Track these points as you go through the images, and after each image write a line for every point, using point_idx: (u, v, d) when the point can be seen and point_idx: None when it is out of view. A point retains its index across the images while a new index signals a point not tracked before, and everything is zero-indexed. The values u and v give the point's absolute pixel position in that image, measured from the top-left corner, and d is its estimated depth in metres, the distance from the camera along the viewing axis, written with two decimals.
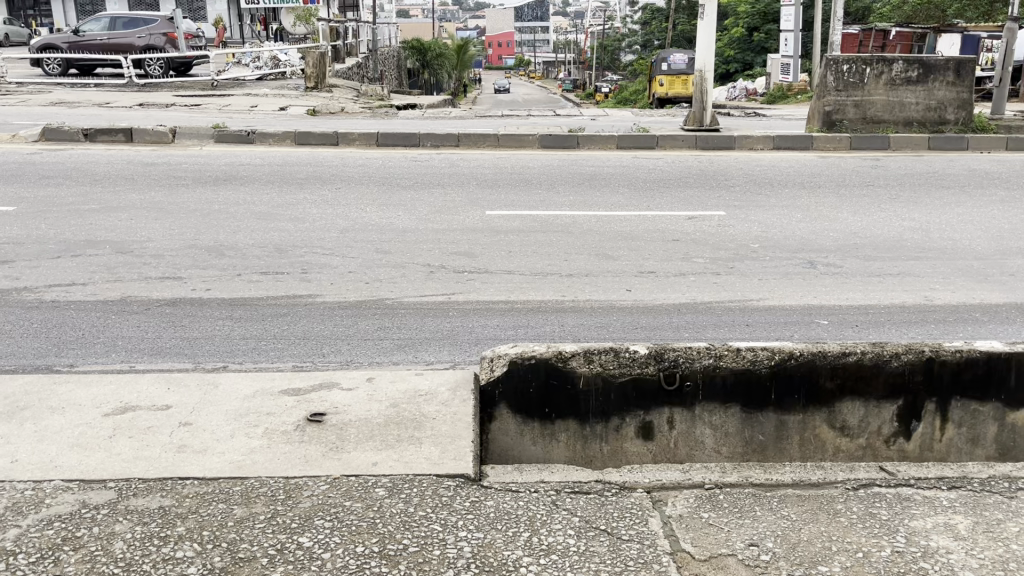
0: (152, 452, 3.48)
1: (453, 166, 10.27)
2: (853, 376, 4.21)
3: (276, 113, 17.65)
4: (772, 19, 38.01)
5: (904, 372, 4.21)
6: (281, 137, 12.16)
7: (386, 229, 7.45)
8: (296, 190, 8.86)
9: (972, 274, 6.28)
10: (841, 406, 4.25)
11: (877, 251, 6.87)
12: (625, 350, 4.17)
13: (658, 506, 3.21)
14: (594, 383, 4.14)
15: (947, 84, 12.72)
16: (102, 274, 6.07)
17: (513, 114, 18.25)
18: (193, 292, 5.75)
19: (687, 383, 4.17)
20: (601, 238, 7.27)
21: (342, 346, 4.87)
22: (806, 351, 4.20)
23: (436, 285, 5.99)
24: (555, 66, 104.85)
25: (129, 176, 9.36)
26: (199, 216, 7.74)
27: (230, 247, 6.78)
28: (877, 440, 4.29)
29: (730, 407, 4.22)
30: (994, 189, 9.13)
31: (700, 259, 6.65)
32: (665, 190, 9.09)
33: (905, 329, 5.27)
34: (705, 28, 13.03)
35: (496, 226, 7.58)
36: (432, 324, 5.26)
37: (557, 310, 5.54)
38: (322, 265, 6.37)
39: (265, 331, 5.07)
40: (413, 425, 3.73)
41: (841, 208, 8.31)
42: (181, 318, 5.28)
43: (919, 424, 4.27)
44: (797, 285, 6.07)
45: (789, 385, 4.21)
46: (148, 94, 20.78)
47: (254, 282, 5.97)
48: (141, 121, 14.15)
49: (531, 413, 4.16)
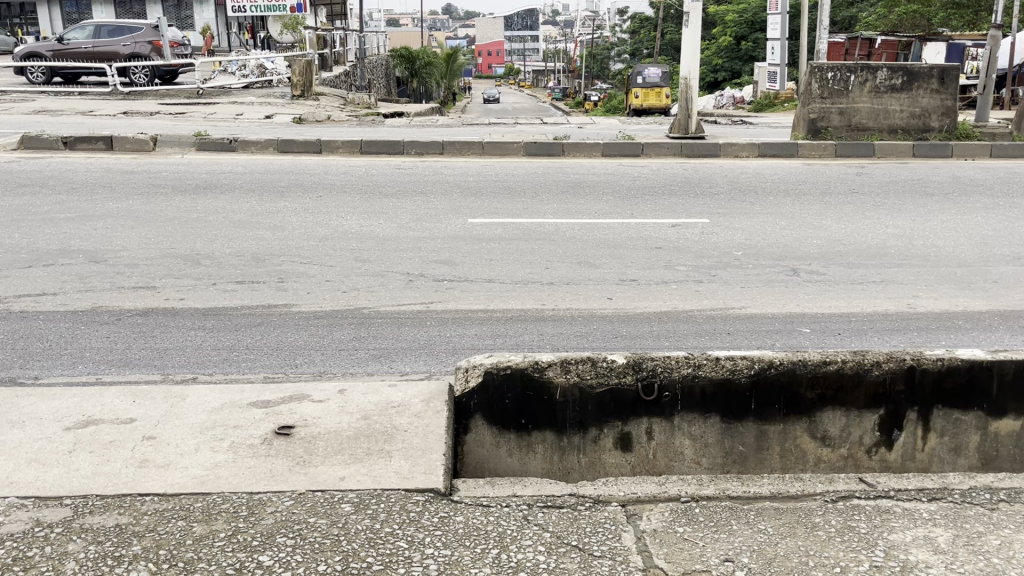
0: (113, 467, 3.37)
1: (437, 174, 10.19)
2: (834, 386, 4.15)
3: (261, 121, 17.55)
4: (759, 28, 38.18)
5: (886, 380, 4.15)
6: (264, 145, 12.07)
7: (366, 237, 7.37)
8: (276, 198, 8.76)
9: (954, 282, 6.24)
10: (822, 416, 4.20)
11: (861, 258, 6.83)
12: (602, 359, 4.08)
13: (632, 521, 3.13)
14: (571, 393, 4.06)
15: (931, 91, 12.69)
16: (73, 283, 5.96)
17: (499, 122, 18.22)
18: (166, 301, 5.65)
19: (666, 393, 4.11)
20: (584, 245, 7.21)
21: (316, 356, 4.78)
22: (786, 360, 4.13)
23: (414, 294, 5.91)
24: (545, 75, 105.07)
25: (107, 184, 9.24)
26: (176, 224, 7.64)
27: (206, 256, 6.68)
28: (858, 450, 4.25)
29: (709, 417, 4.16)
30: (977, 196, 9.12)
31: (683, 267, 6.60)
32: (649, 198, 9.03)
33: (887, 337, 5.21)
34: (690, 36, 13.02)
35: (478, 234, 7.50)
36: (409, 334, 5.17)
37: (536, 318, 5.47)
38: (299, 274, 6.27)
39: (237, 342, 4.97)
40: (383, 437, 3.63)
41: (825, 216, 8.27)
42: (152, 328, 5.18)
43: (901, 434, 4.23)
44: (779, 292, 6.01)
45: (768, 395, 4.15)
46: (132, 102, 20.67)
47: (229, 291, 5.87)
48: (123, 129, 14.06)
49: (507, 425, 4.08)
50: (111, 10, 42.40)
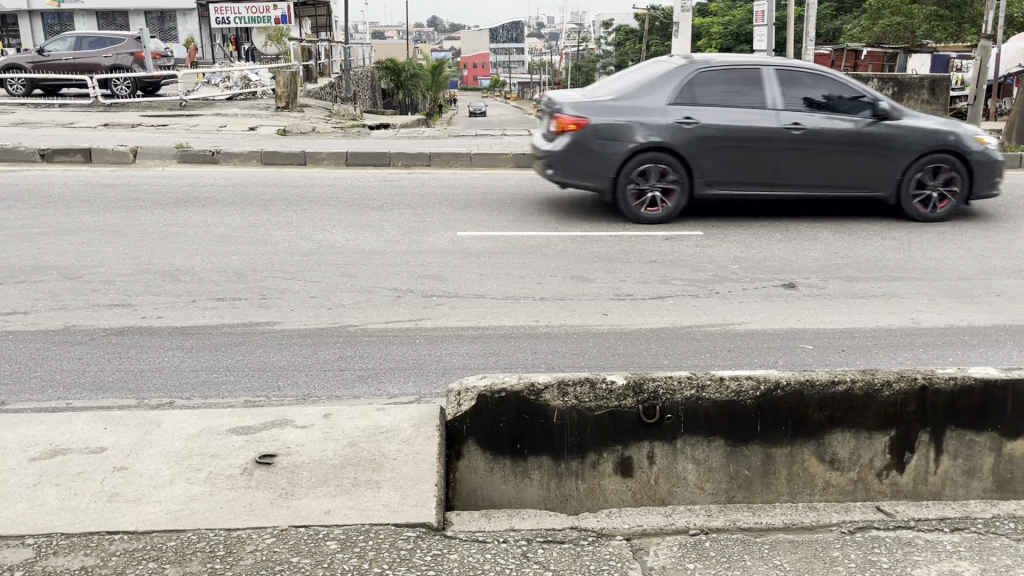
0: (80, 502, 3.14)
1: (424, 186, 9.98)
2: (843, 407, 3.98)
3: (245, 133, 17.32)
4: (744, 40, 38.29)
5: (896, 402, 3.98)
6: (247, 157, 11.84)
7: (352, 251, 7.15)
8: (260, 212, 8.54)
9: (957, 295, 6.10)
10: (831, 438, 4.02)
11: (859, 272, 6.68)
12: (602, 381, 3.88)
13: (639, 557, 2.94)
14: (568, 417, 3.86)
15: (922, 102, 12.67)
16: (46, 301, 5.71)
17: (487, 134, 18.03)
18: (143, 320, 5.41)
19: (668, 416, 3.92)
20: (577, 259, 7.03)
21: (300, 378, 4.55)
22: (793, 380, 3.95)
23: (403, 311, 5.69)
24: (531, 88, 104.99)
25: (84, 198, 8.98)
26: (156, 238, 7.41)
27: (186, 272, 6.44)
28: (867, 474, 4.07)
29: (713, 440, 3.97)
30: (973, 207, 9.02)
31: (679, 281, 6.42)
32: (641, 210, 8.85)
33: (893, 354, 5.04)
34: (680, 47, 12.90)
35: (468, 248, 7.31)
36: (397, 353, 4.95)
37: (530, 335, 5.27)
38: (282, 290, 6.05)
39: (217, 363, 4.75)
40: (372, 466, 3.41)
41: (821, 228, 8.12)
42: (127, 349, 4.93)
43: (912, 456, 4.05)
44: (778, 308, 5.83)
45: (774, 418, 3.96)
46: (114, 114, 20.38)
47: (209, 309, 5.64)
48: (104, 142, 13.77)
49: (502, 450, 3.87)
50: (94, 22, 42.09)
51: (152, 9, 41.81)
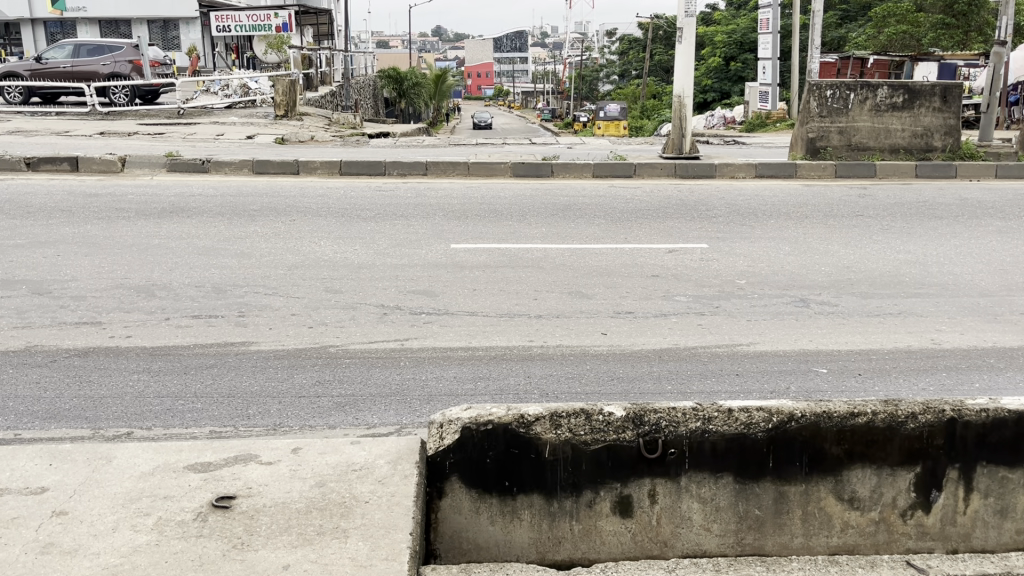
0: (9, 554, 2.78)
1: (420, 197, 9.62)
2: (862, 441, 3.63)
3: (241, 142, 17.05)
4: (748, 49, 38.00)
5: (922, 435, 3.63)
6: (238, 166, 11.51)
7: (338, 265, 6.81)
8: (248, 222, 8.21)
9: (978, 313, 5.75)
10: (849, 475, 3.67)
11: (873, 288, 6.32)
12: (598, 413, 3.56)
13: None
14: (562, 452, 3.51)
15: (933, 110, 12.34)
16: (10, 320, 5.38)
17: (487, 143, 17.70)
18: (110, 340, 5.07)
19: (671, 451, 3.56)
20: (575, 273, 6.69)
21: (273, 406, 4.20)
22: (808, 412, 3.61)
23: (388, 329, 5.34)
24: (533, 96, 104.09)
25: (67, 208, 8.66)
26: (135, 251, 7.09)
27: (162, 287, 6.12)
28: (890, 514, 3.71)
29: (720, 477, 3.62)
30: (989, 219, 8.65)
31: (683, 297, 6.07)
32: (643, 221, 8.53)
33: (914, 378, 4.68)
34: (683, 53, 12.50)
35: (460, 261, 6.97)
36: (379, 377, 4.60)
37: (523, 358, 4.92)
38: (261, 306, 5.72)
39: (184, 388, 4.39)
40: (340, 511, 3.07)
41: (830, 241, 7.78)
42: (89, 372, 4.58)
43: (939, 494, 3.69)
44: (788, 327, 5.47)
45: (786, 452, 3.61)
46: (109, 123, 20.07)
47: (182, 328, 5.30)
48: (95, 150, 13.46)
49: (488, 488, 3.51)
50: (96, 31, 41.95)
51: (155, 18, 41.68)
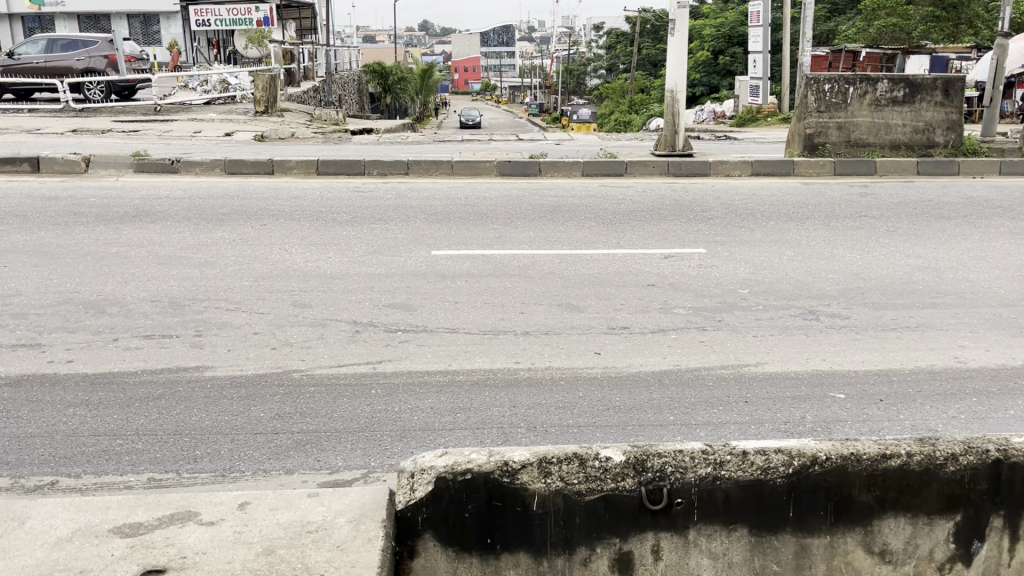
0: None
1: (400, 198, 9.12)
2: (896, 487, 3.05)
3: (219, 139, 16.50)
4: (737, 42, 37.63)
5: (962, 478, 3.05)
6: (210, 165, 10.94)
7: (309, 275, 6.31)
8: (213, 228, 7.68)
9: (1004, 326, 5.31)
10: (881, 525, 3.09)
11: (887, 297, 5.89)
12: (593, 457, 2.98)
13: None
14: (551, 504, 2.94)
15: (935, 105, 11.92)
16: None
17: (473, 139, 17.21)
18: (48, 366, 4.55)
19: (678, 501, 2.99)
20: (565, 282, 6.22)
21: (223, 448, 3.70)
22: (834, 453, 3.03)
23: (360, 350, 4.86)
24: (519, 91, 103.74)
25: (21, 212, 8.12)
26: (89, 260, 6.56)
27: (115, 302, 5.60)
28: (926, 569, 3.12)
29: (735, 529, 3.04)
30: (999, 219, 8.24)
31: (682, 310, 5.59)
32: (636, 223, 8.05)
33: (942, 405, 4.22)
34: (676, 45, 12.05)
35: (441, 270, 6.48)
36: (345, 410, 4.08)
37: (508, 384, 4.42)
38: (221, 324, 5.21)
39: (125, 425, 3.88)
40: None
41: (835, 244, 7.34)
42: (19, 406, 4.07)
43: (982, 545, 3.11)
44: (798, 344, 5.01)
45: (810, 501, 3.04)
46: (83, 119, 19.40)
47: (132, 350, 4.80)
48: (58, 149, 12.85)
49: (464, 547, 2.94)
50: (74, 25, 41.08)
51: (135, 13, 40.85)
